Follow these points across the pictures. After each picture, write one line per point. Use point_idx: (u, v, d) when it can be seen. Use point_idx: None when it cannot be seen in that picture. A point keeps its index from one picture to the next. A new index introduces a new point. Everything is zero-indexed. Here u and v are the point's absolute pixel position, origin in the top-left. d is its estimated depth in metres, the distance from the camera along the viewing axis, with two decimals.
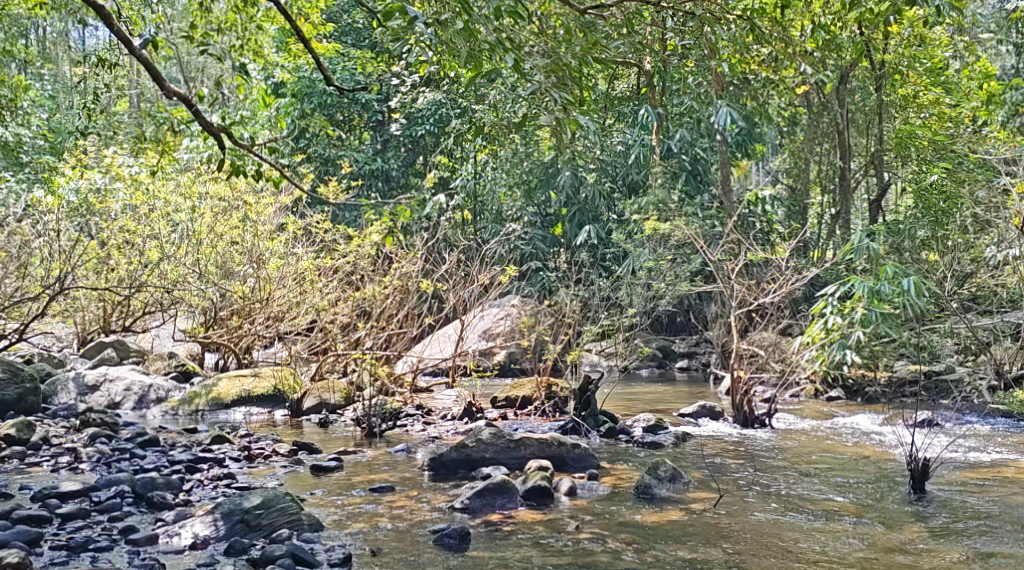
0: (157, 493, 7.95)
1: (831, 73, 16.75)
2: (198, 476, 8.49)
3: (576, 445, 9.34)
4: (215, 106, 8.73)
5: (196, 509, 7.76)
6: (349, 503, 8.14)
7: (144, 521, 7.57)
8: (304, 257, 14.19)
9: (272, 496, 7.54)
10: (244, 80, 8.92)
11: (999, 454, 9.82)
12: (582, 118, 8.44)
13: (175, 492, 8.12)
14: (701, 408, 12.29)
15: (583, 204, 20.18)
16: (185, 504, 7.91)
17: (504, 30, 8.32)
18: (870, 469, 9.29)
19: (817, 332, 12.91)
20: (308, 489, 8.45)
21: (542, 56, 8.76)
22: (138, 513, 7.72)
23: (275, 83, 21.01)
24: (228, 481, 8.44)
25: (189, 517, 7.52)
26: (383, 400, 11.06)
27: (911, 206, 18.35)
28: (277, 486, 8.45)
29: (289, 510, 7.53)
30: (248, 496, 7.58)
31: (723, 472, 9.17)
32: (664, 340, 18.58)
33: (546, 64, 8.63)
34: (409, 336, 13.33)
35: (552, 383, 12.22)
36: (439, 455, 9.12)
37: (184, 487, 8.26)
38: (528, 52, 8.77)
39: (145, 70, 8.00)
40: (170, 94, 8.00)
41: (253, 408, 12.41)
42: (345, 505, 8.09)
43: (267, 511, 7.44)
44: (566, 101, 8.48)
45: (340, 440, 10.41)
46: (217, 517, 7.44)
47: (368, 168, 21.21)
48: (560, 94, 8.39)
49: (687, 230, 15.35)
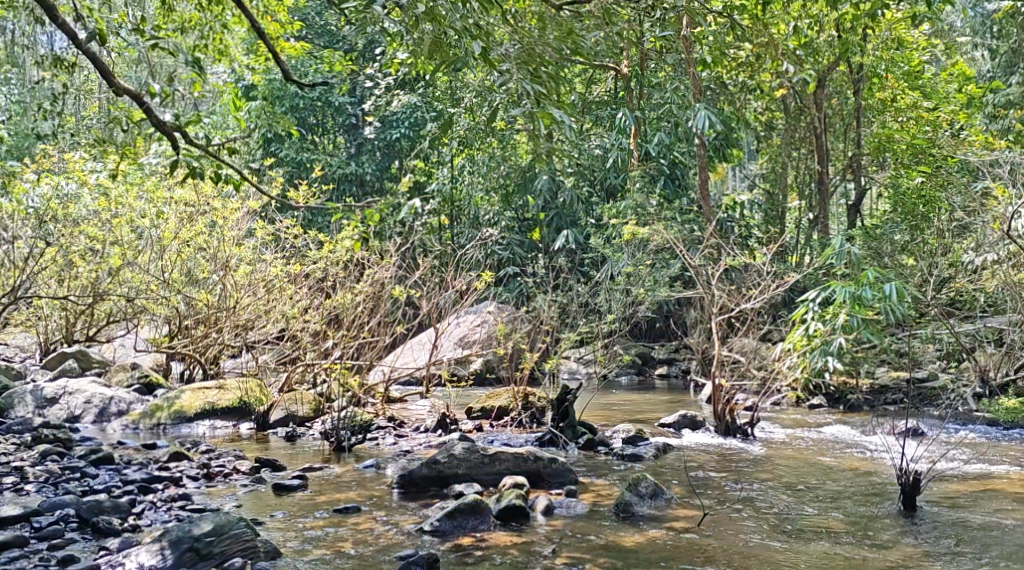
0: (103, 518, 7.54)
1: (809, 74, 16.51)
2: (151, 498, 8.08)
3: (553, 459, 8.99)
4: (168, 103, 8.35)
5: (143, 536, 7.34)
6: (311, 527, 7.76)
7: (86, 550, 7.16)
8: (274, 264, 13.76)
9: (224, 522, 7.14)
10: (200, 76, 8.53)
11: (989, 465, 9.55)
12: (556, 112, 8.09)
13: (124, 517, 7.71)
14: (683, 417, 11.96)
15: (561, 209, 19.86)
16: (133, 530, 7.50)
17: (472, 17, 7.95)
18: (858, 483, 9.02)
19: (799, 339, 12.61)
20: (269, 510, 8.06)
21: (513, 48, 8.40)
22: (81, 540, 7.31)
23: (246, 86, 20.64)
24: (183, 502, 8.04)
25: (134, 545, 7.11)
26: (353, 413, 10.66)
27: (890, 210, 18.12)
28: (235, 507, 8.06)
29: (243, 537, 7.16)
30: (198, 522, 7.13)
31: (704, 488, 8.86)
32: (642, 346, 18.31)
33: (519, 56, 8.27)
34: (381, 345, 12.94)
35: (529, 393, 11.84)
36: (409, 472, 8.75)
37: (135, 511, 7.85)
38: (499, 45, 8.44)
39: (94, 67, 7.63)
40: (121, 92, 7.64)
41: (217, 421, 12.04)
42: (306, 529, 7.71)
43: (218, 539, 7.05)
44: (539, 94, 8.15)
45: (308, 455, 10.02)
46: (164, 546, 6.91)
47: (341, 172, 20.81)
48: (531, 87, 8.05)
49: (665, 235, 15.04)
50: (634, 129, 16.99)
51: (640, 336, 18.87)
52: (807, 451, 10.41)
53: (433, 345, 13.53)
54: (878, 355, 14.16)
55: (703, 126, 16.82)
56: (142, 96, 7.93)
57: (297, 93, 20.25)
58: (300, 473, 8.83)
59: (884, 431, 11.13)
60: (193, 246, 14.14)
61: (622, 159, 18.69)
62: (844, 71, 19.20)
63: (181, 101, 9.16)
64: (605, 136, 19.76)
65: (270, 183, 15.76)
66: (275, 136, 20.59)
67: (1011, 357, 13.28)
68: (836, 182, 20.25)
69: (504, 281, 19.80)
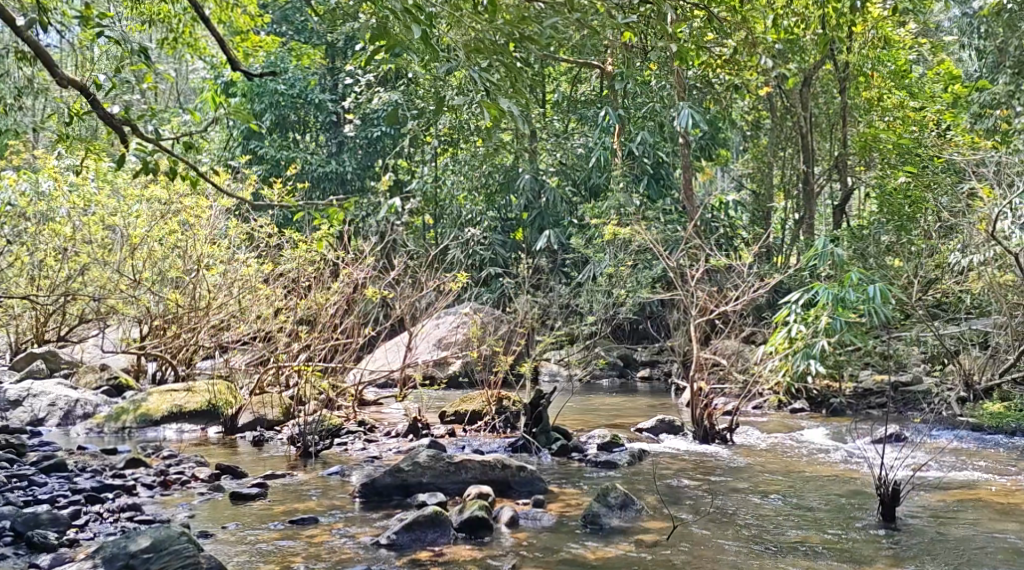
0: (39, 532, 7.25)
1: (793, 71, 16.27)
2: (98, 508, 7.82)
3: (522, 468, 8.75)
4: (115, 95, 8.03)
5: (80, 552, 7.07)
6: (263, 540, 7.49)
7: (17, 566, 6.88)
8: (247, 263, 13.47)
9: (163, 537, 6.86)
10: (147, 66, 8.21)
11: (971, 472, 9.35)
12: (504, 102, 7.81)
13: (62, 530, 7.42)
14: (661, 422, 11.73)
15: (545, 208, 19.09)
16: (70, 544, 7.22)
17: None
18: (838, 492, 8.82)
19: (781, 341, 12.39)
20: (222, 521, 7.80)
21: (460, 32, 8.10)
22: (13, 556, 7.03)
23: (225, 83, 20.41)
24: (131, 513, 7.76)
25: (67, 563, 6.84)
26: (321, 417, 10.40)
27: (876, 211, 17.88)
28: (187, 517, 7.79)
29: (184, 553, 6.85)
30: (135, 538, 6.89)
31: (677, 498, 8.62)
32: (625, 348, 18.09)
33: (468, 42, 7.97)
34: (354, 346, 12.68)
35: (503, 397, 11.61)
36: (372, 481, 8.50)
37: (77, 523, 7.57)
38: (449, 31, 8.18)
39: (36, 56, 7.32)
40: (65, 83, 7.31)
41: (184, 424, 11.76)
42: (257, 542, 7.44)
43: (157, 555, 6.78)
44: (489, 83, 7.87)
45: (274, 461, 9.75)
46: (98, 563, 6.73)
47: (322, 171, 20.50)
48: (480, 74, 7.77)
49: (645, 235, 14.77)
50: (617, 127, 16.77)
51: (623, 337, 18.60)
52: (786, 458, 10.19)
53: (408, 347, 13.27)
54: (861, 358, 13.95)
55: (686, 124, 16.62)
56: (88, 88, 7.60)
57: (276, 90, 19.96)
58: (261, 480, 8.57)
59: (865, 436, 10.91)
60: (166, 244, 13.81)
61: (605, 158, 18.45)
62: (830, 69, 19.05)
63: (130, 95, 8.86)
64: (588, 135, 19.50)
65: (246, 181, 15.48)
66: (254, 134, 20.30)
67: (996, 359, 12.95)
68: (822, 183, 20.05)
69: (486, 281, 19.54)
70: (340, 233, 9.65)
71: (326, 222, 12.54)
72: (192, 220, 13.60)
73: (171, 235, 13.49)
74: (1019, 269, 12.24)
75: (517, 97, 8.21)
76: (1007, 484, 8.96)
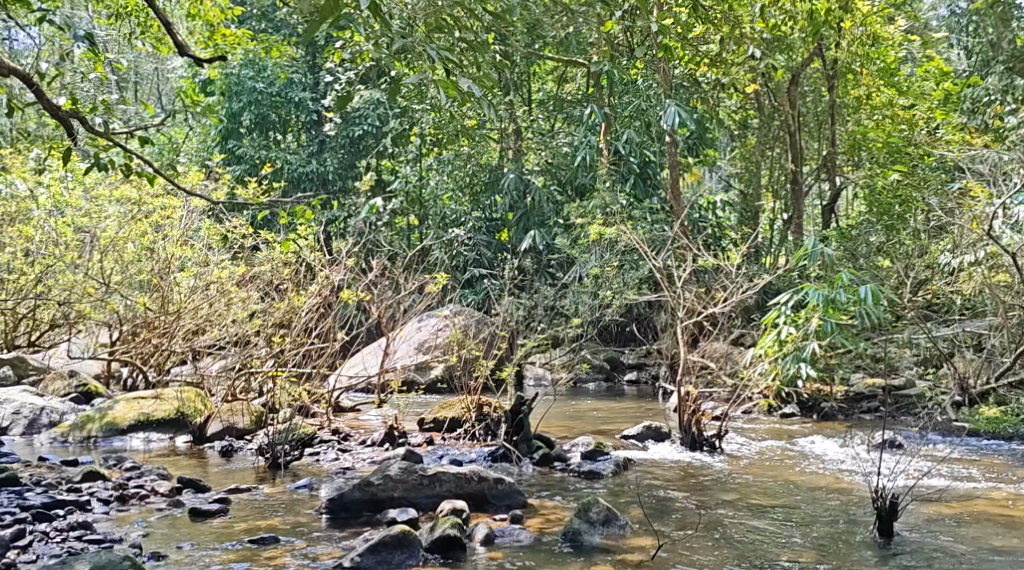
0: None
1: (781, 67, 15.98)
2: (45, 527, 7.39)
3: (499, 480, 8.43)
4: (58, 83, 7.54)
5: None
6: (218, 562, 7.08)
7: None
8: (221, 265, 13.03)
9: (105, 562, 6.47)
10: (94, 52, 7.73)
11: (971, 482, 9.00)
12: (462, 81, 7.31)
13: (4, 551, 7.00)
14: (647, 429, 11.37)
15: (529, 209, 18.45)
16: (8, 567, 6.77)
17: None
18: (831, 504, 8.49)
19: (770, 344, 12.01)
20: (175, 541, 7.39)
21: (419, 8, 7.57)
22: None
23: (203, 81, 20.28)
24: (80, 531, 7.34)
25: None
26: (292, 426, 10.01)
27: (866, 210, 17.53)
28: (140, 536, 7.40)
29: None
30: (74, 563, 6.49)
31: (663, 511, 8.28)
32: (612, 351, 17.76)
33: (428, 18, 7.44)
34: (331, 351, 12.27)
35: (483, 404, 11.11)
36: (340, 495, 8.15)
37: (20, 543, 7.14)
38: (404, 8, 7.70)
39: None
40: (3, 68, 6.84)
41: (152, 433, 11.38)
42: (211, 564, 7.03)
43: None
44: (448, 62, 7.35)
45: (242, 472, 9.38)
46: None
47: (302, 172, 20.06)
48: (437, 53, 7.26)
49: (631, 235, 14.39)
50: (603, 125, 16.39)
51: (610, 340, 18.23)
52: (776, 466, 9.85)
53: (386, 352, 12.79)
54: (853, 361, 13.61)
55: (673, 123, 16.32)
56: (28, 76, 7.11)
57: (256, 89, 19.56)
58: (223, 495, 8.20)
59: (859, 444, 10.58)
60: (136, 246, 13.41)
61: (591, 158, 18.07)
62: (818, 66, 18.75)
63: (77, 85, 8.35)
64: (573, 134, 19.11)
65: (221, 181, 15.07)
66: (232, 133, 19.88)
67: (992, 362, 12.61)
68: (811, 182, 19.73)
69: (470, 282, 19.10)
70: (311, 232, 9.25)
71: (299, 221, 12.13)
72: (163, 221, 13.16)
73: (144, 237, 13.07)
74: (1014, 269, 11.91)
75: (479, 78, 7.73)
76: (1008, 494, 8.62)
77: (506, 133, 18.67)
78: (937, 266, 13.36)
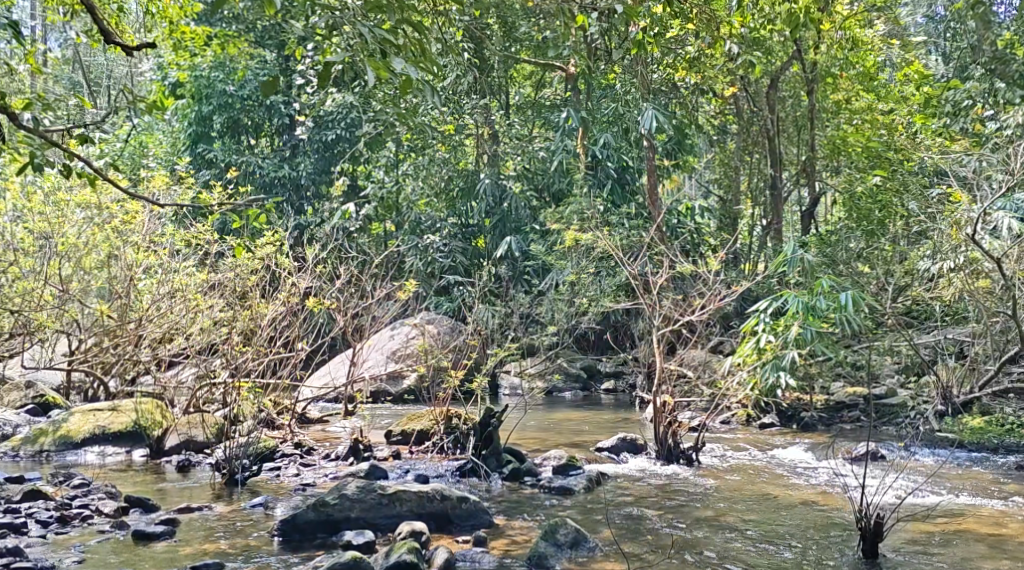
0: None
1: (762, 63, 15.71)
2: None
3: (463, 500, 8.20)
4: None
5: None
6: None
7: None
8: (184, 271, 12.56)
9: None
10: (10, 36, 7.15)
11: (958, 498, 8.72)
12: (395, 62, 6.73)
13: None
14: (622, 441, 11.01)
15: (505, 214, 18.13)
16: None
17: None
18: (813, 521, 8.20)
19: (749, 352, 11.57)
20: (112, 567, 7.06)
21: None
22: None
23: (173, 83, 19.82)
24: (11, 558, 7.02)
25: None
26: (251, 440, 9.66)
27: (846, 216, 17.22)
28: (74, 563, 7.07)
29: None
30: None
31: (634, 530, 8.00)
32: (589, 359, 17.43)
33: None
34: (296, 361, 11.84)
35: (452, 416, 10.79)
36: (293, 517, 7.87)
37: None
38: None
39: None
40: None
41: (109, 447, 11.05)
42: None
43: None
44: (382, 41, 6.80)
45: (197, 490, 9.08)
46: None
47: (272, 176, 19.57)
48: (368, 30, 6.69)
49: (607, 240, 14.06)
50: (582, 128, 16.61)
51: (587, 348, 17.88)
52: (754, 480, 9.58)
53: (353, 362, 12.37)
54: (832, 369, 13.35)
55: (651, 126, 16.18)
56: None
57: (226, 91, 19.05)
58: (170, 516, 7.88)
59: (840, 454, 10.32)
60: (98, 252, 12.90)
61: (568, 163, 17.77)
62: (798, 70, 18.51)
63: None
64: (550, 138, 18.76)
65: (186, 185, 14.62)
66: (203, 137, 19.48)
67: (976, 371, 12.30)
68: (790, 188, 19.43)
69: (444, 288, 18.69)
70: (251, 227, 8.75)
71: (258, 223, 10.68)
72: (123, 228, 12.74)
73: (105, 243, 12.65)
74: (994, 276, 11.61)
75: (419, 61, 7.17)
76: (997, 511, 8.32)
77: (481, 137, 18.31)
78: (917, 272, 12.97)
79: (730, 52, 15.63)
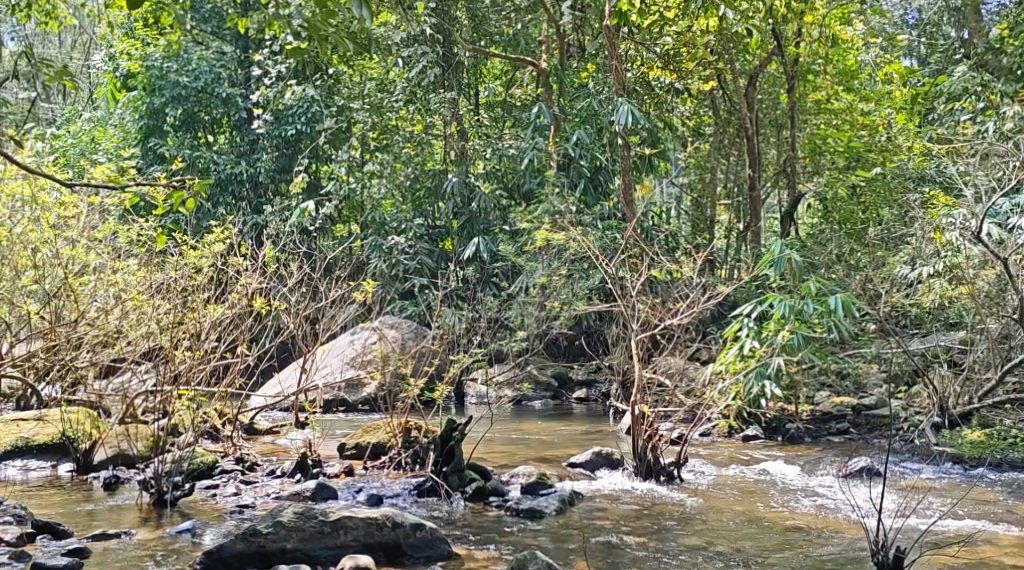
0: None
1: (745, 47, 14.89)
2: None
3: (417, 527, 7.57)
4: None
5: None
6: None
7: None
8: (123, 268, 11.30)
9: None
10: None
11: (971, 525, 8.01)
12: None
13: None
14: (596, 456, 10.20)
15: (473, 215, 17.13)
16: None
17: None
18: (810, 551, 7.49)
19: (732, 359, 10.69)
20: None
21: None
22: None
23: (123, 74, 18.76)
24: None
25: None
26: (184, 456, 8.95)
27: (828, 219, 16.38)
28: None
29: None
30: None
31: (607, 560, 7.29)
32: (560, 366, 16.67)
33: None
34: (242, 368, 10.93)
35: (411, 428, 9.92)
36: (221, 548, 7.17)
37: None
38: None
39: None
40: None
41: (32, 461, 10.79)
42: None
43: None
44: None
45: (121, 513, 8.44)
46: None
47: (225, 171, 18.46)
48: None
49: (581, 239, 13.23)
50: (551, 123, 16.32)
51: (558, 354, 17.12)
52: (738, 500, 8.88)
53: (305, 369, 11.44)
54: (818, 378, 12.58)
55: (625, 121, 15.34)
56: None
57: (179, 82, 18.02)
58: (79, 547, 7.27)
59: (833, 473, 9.59)
60: (42, 234, 11.06)
61: (539, 160, 16.81)
62: (777, 66, 17.75)
63: None
64: (520, 135, 17.75)
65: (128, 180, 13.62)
66: (155, 130, 18.43)
67: (972, 382, 11.50)
68: (769, 190, 18.56)
69: (408, 292, 17.69)
70: (188, 208, 7.37)
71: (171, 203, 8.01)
72: (60, 221, 11.28)
73: (40, 239, 11.06)
74: (986, 282, 10.94)
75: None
76: (1017, 540, 7.63)
77: (448, 134, 17.41)
78: (897, 278, 12.18)
79: (717, 30, 14.86)
